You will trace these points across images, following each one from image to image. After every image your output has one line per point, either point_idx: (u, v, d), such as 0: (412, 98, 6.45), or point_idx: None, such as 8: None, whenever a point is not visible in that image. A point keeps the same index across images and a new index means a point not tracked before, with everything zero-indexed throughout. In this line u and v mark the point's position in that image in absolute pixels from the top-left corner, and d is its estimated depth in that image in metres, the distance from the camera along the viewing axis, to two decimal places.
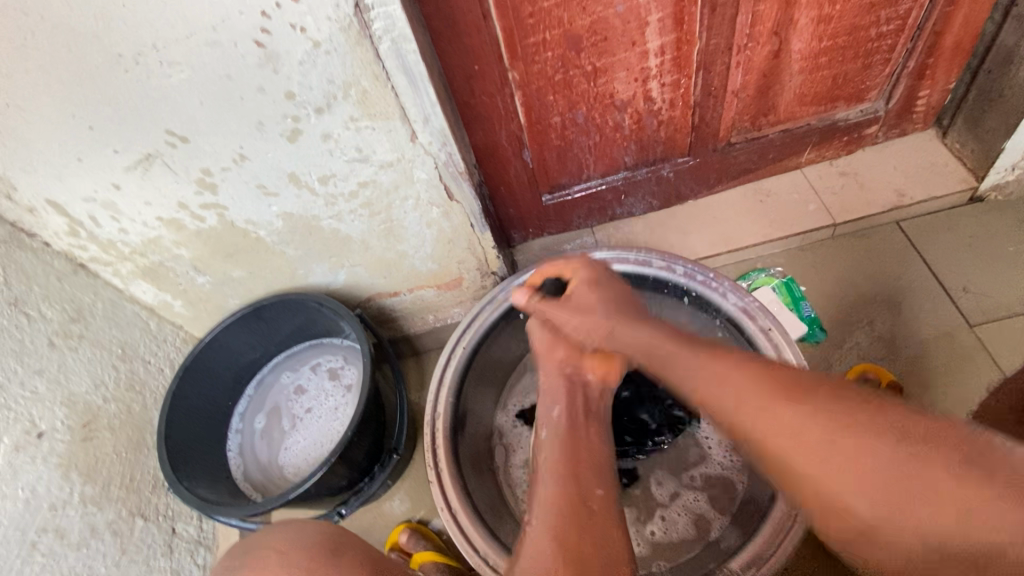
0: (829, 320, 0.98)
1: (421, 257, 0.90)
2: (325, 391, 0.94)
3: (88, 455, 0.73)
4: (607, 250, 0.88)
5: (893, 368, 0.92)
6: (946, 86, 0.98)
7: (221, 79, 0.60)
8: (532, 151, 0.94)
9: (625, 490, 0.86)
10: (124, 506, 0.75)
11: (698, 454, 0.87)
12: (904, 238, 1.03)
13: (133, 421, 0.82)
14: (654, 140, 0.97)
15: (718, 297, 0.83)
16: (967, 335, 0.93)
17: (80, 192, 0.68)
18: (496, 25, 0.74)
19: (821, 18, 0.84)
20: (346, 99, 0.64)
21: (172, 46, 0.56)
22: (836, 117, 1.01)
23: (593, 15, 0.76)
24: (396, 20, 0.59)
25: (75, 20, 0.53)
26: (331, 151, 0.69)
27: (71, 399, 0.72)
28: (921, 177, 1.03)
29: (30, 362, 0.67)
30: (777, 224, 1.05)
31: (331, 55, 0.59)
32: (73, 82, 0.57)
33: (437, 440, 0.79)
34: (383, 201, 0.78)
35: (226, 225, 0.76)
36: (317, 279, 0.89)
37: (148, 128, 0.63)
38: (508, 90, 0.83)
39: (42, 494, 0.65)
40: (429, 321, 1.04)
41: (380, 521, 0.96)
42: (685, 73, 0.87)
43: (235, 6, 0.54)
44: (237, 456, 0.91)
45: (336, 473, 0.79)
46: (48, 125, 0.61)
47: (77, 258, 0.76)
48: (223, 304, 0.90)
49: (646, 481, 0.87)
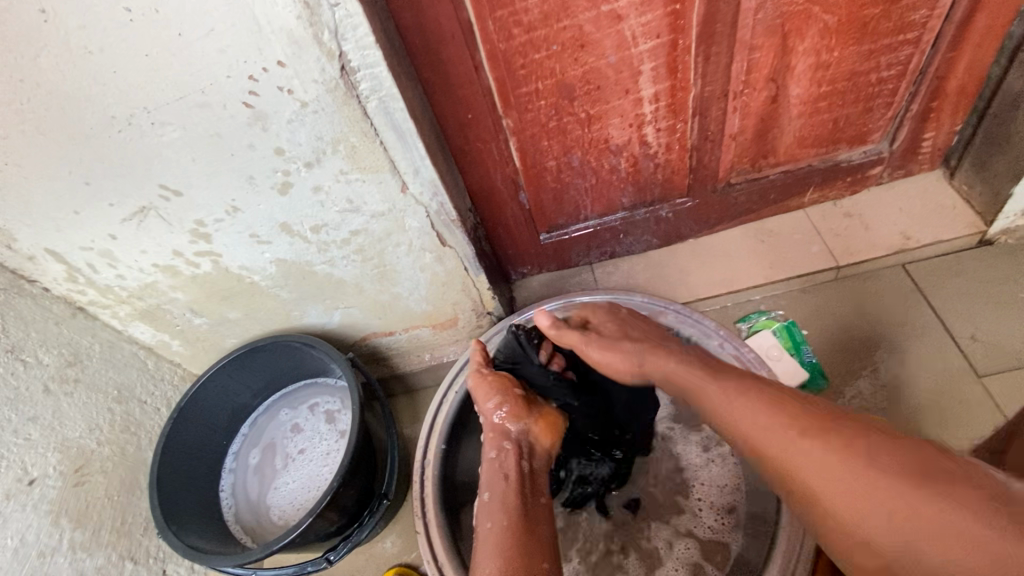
0: (832, 366, 0.96)
1: (415, 299, 0.90)
2: (319, 434, 0.94)
3: (79, 501, 0.73)
4: (601, 293, 0.88)
5: (897, 417, 0.90)
6: (951, 129, 0.97)
7: (211, 137, 0.61)
8: (528, 193, 0.94)
9: (613, 545, 0.84)
10: (114, 550, 0.76)
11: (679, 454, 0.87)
12: (910, 281, 1.00)
13: (127, 463, 0.83)
14: (652, 182, 0.97)
15: (714, 344, 0.81)
16: (975, 384, 0.90)
17: (79, 242, 0.70)
18: (489, 77, 0.75)
19: (819, 64, 0.83)
20: (335, 154, 0.65)
21: (163, 108, 0.57)
22: (838, 158, 0.99)
23: (585, 65, 0.76)
24: (383, 81, 0.59)
25: (68, 85, 0.54)
26: (322, 202, 0.70)
27: (65, 444, 0.73)
28: (928, 219, 1.01)
29: (24, 409, 0.69)
30: (779, 265, 1.03)
31: (319, 114, 0.60)
32: (68, 141, 0.59)
33: (425, 489, 0.78)
34: (375, 247, 0.78)
35: (221, 270, 0.77)
36: (312, 321, 0.90)
37: (141, 182, 0.64)
38: (502, 136, 0.83)
39: (30, 542, 0.66)
40: (425, 360, 1.04)
41: (371, 562, 0.96)
42: (681, 118, 0.86)
43: (223, 71, 0.55)
44: (229, 497, 0.91)
45: (325, 520, 0.78)
46: (45, 180, 0.62)
47: (76, 302, 0.78)
48: (220, 344, 0.91)
49: (633, 537, 0.83)
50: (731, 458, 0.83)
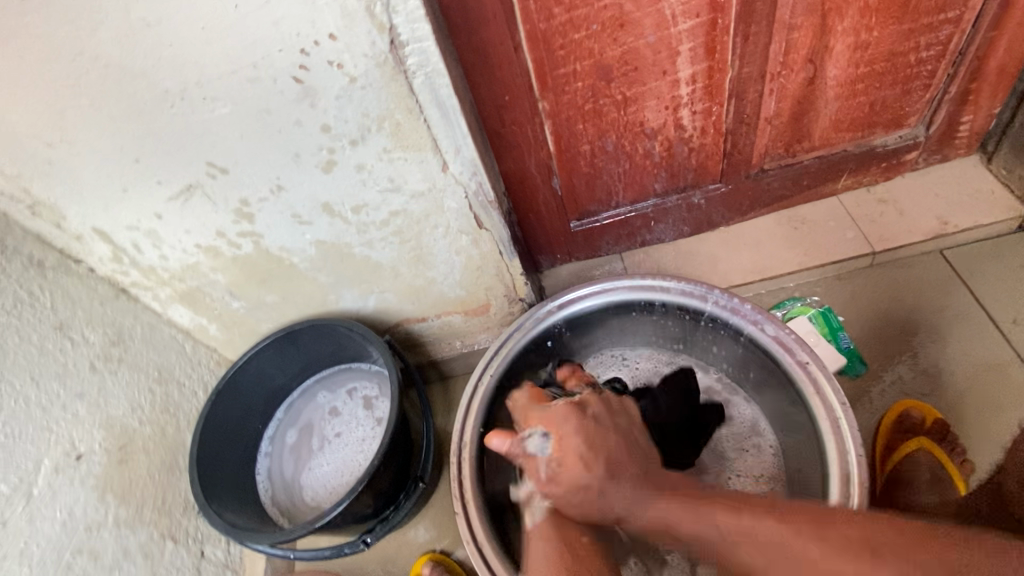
0: (869, 352, 0.95)
1: (449, 283, 0.90)
2: (356, 420, 0.94)
3: (123, 478, 0.74)
4: (640, 277, 0.87)
5: (940, 402, 0.88)
6: (990, 112, 0.95)
7: (260, 113, 0.61)
8: (561, 178, 0.94)
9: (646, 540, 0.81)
10: (156, 528, 0.76)
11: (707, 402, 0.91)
12: (948, 267, 0.99)
13: (167, 443, 0.83)
14: (685, 167, 0.97)
15: (753, 326, 0.80)
16: (1019, 369, 0.88)
17: (125, 221, 0.71)
18: (528, 57, 0.75)
19: (857, 45, 0.82)
20: (380, 131, 0.65)
21: (216, 83, 0.58)
22: (874, 143, 0.99)
23: (624, 45, 0.76)
24: (430, 55, 0.60)
25: (126, 59, 0.55)
26: (364, 181, 0.71)
27: (109, 422, 0.74)
28: (965, 204, 1.00)
29: (72, 385, 0.70)
30: (813, 251, 1.02)
31: (367, 89, 0.61)
32: (121, 117, 0.60)
33: (463, 470, 0.78)
34: (413, 229, 0.79)
35: (261, 251, 0.78)
36: (348, 305, 0.90)
37: (190, 160, 0.65)
38: (538, 119, 0.83)
39: (79, 516, 0.66)
40: (456, 347, 1.04)
41: (404, 549, 0.95)
42: (717, 101, 0.86)
43: (276, 45, 0.56)
44: (265, 480, 0.92)
45: (362, 501, 0.78)
46: (96, 157, 0.63)
47: (119, 283, 0.79)
48: (257, 328, 0.91)
49: None
50: (771, 449, 0.85)
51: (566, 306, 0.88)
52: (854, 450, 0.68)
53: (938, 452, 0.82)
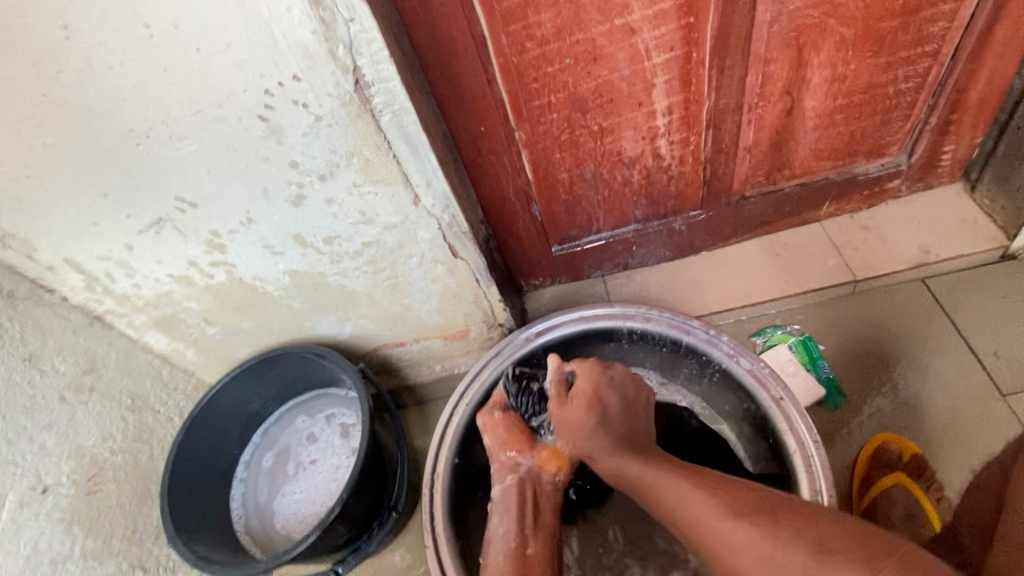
0: (849, 383, 0.94)
1: (426, 310, 0.90)
2: (333, 447, 0.94)
3: (91, 509, 0.74)
4: (616, 306, 0.87)
5: (918, 435, 0.87)
6: (972, 141, 0.95)
7: (227, 149, 0.61)
8: (540, 205, 0.94)
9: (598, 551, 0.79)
10: (124, 558, 0.76)
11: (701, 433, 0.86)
12: (930, 297, 0.98)
13: (140, 471, 0.83)
14: (665, 195, 0.96)
15: (729, 360, 0.80)
16: (997, 403, 0.87)
17: (96, 252, 0.71)
18: (502, 90, 0.75)
19: (835, 77, 0.82)
20: (348, 167, 0.65)
21: (181, 122, 0.58)
22: (855, 171, 0.98)
23: (598, 78, 0.76)
24: (397, 95, 0.60)
25: (88, 100, 0.55)
26: (335, 215, 0.71)
27: (79, 452, 0.74)
28: (947, 233, 0.99)
29: (40, 417, 0.70)
30: (795, 279, 1.02)
31: (333, 127, 0.61)
32: (87, 155, 0.60)
33: (434, 503, 0.78)
34: (387, 259, 0.79)
35: (235, 281, 0.78)
36: (325, 331, 0.90)
37: (158, 195, 0.65)
38: (515, 149, 0.83)
39: (43, 550, 0.66)
40: (436, 371, 1.04)
41: (380, 575, 0.95)
42: (695, 130, 0.86)
43: (240, 86, 0.56)
44: (240, 507, 0.91)
45: (334, 532, 0.78)
46: (64, 192, 0.63)
47: (93, 311, 0.79)
48: (234, 353, 0.91)
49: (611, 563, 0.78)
50: None
51: (541, 336, 0.88)
52: (825, 492, 0.68)
53: (912, 487, 0.81)
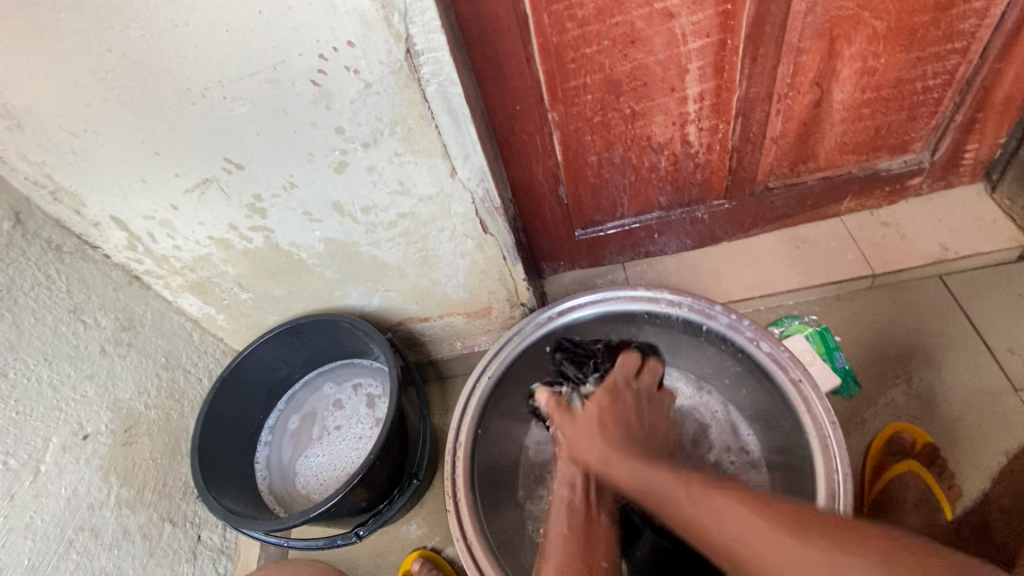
0: (865, 373, 0.95)
1: (453, 285, 0.92)
2: (357, 415, 0.96)
3: (127, 460, 0.76)
4: (642, 288, 0.88)
5: (931, 426, 0.89)
6: (995, 141, 0.96)
7: (278, 113, 0.63)
8: (567, 188, 0.96)
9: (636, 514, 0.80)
10: (155, 510, 0.79)
11: (718, 454, 0.91)
12: (948, 294, 1.00)
13: (171, 428, 0.86)
14: (690, 182, 0.98)
15: (750, 344, 0.81)
16: (1010, 398, 0.89)
17: (142, 211, 0.73)
18: (539, 69, 0.77)
19: (865, 70, 0.84)
20: (392, 136, 0.67)
21: (236, 83, 0.60)
22: (878, 167, 1.00)
23: (634, 61, 0.78)
24: (444, 65, 0.62)
25: (151, 57, 0.57)
26: (374, 183, 0.72)
27: (117, 405, 0.76)
28: (967, 231, 1.01)
29: (82, 367, 0.72)
30: (814, 271, 1.03)
31: (382, 94, 0.63)
32: (144, 112, 0.62)
33: (456, 468, 0.79)
34: (420, 231, 0.81)
35: (272, 246, 0.80)
36: (353, 301, 0.92)
37: (206, 156, 0.67)
38: (548, 129, 0.85)
39: (82, 495, 0.68)
40: (457, 348, 1.06)
41: (396, 544, 0.97)
42: (724, 118, 0.87)
43: (296, 49, 0.58)
44: (263, 468, 0.94)
45: (357, 494, 0.80)
46: (117, 147, 0.65)
47: (132, 270, 0.81)
48: (263, 320, 0.94)
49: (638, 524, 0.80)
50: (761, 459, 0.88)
51: (565, 314, 0.90)
52: (842, 472, 0.69)
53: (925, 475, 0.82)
